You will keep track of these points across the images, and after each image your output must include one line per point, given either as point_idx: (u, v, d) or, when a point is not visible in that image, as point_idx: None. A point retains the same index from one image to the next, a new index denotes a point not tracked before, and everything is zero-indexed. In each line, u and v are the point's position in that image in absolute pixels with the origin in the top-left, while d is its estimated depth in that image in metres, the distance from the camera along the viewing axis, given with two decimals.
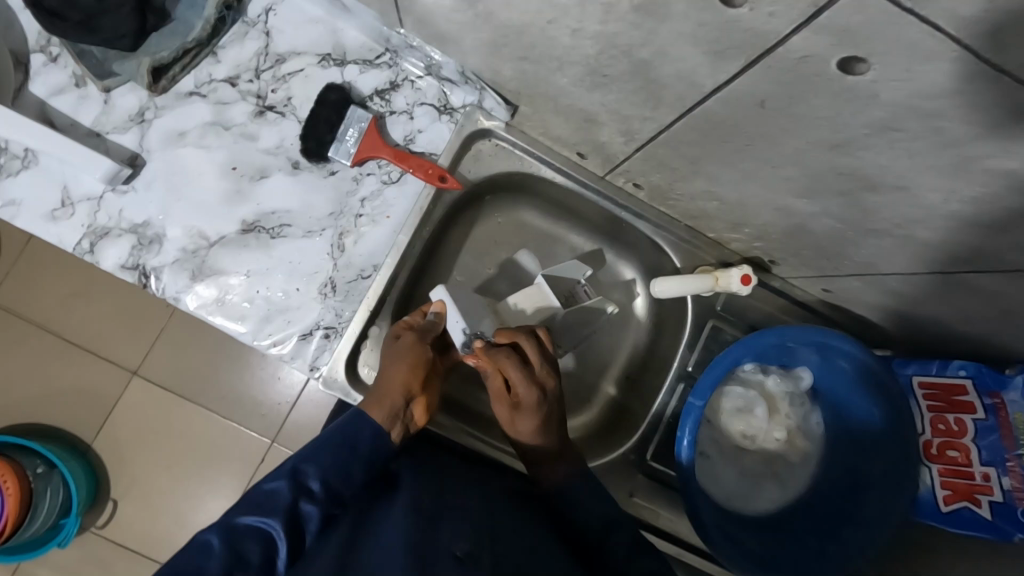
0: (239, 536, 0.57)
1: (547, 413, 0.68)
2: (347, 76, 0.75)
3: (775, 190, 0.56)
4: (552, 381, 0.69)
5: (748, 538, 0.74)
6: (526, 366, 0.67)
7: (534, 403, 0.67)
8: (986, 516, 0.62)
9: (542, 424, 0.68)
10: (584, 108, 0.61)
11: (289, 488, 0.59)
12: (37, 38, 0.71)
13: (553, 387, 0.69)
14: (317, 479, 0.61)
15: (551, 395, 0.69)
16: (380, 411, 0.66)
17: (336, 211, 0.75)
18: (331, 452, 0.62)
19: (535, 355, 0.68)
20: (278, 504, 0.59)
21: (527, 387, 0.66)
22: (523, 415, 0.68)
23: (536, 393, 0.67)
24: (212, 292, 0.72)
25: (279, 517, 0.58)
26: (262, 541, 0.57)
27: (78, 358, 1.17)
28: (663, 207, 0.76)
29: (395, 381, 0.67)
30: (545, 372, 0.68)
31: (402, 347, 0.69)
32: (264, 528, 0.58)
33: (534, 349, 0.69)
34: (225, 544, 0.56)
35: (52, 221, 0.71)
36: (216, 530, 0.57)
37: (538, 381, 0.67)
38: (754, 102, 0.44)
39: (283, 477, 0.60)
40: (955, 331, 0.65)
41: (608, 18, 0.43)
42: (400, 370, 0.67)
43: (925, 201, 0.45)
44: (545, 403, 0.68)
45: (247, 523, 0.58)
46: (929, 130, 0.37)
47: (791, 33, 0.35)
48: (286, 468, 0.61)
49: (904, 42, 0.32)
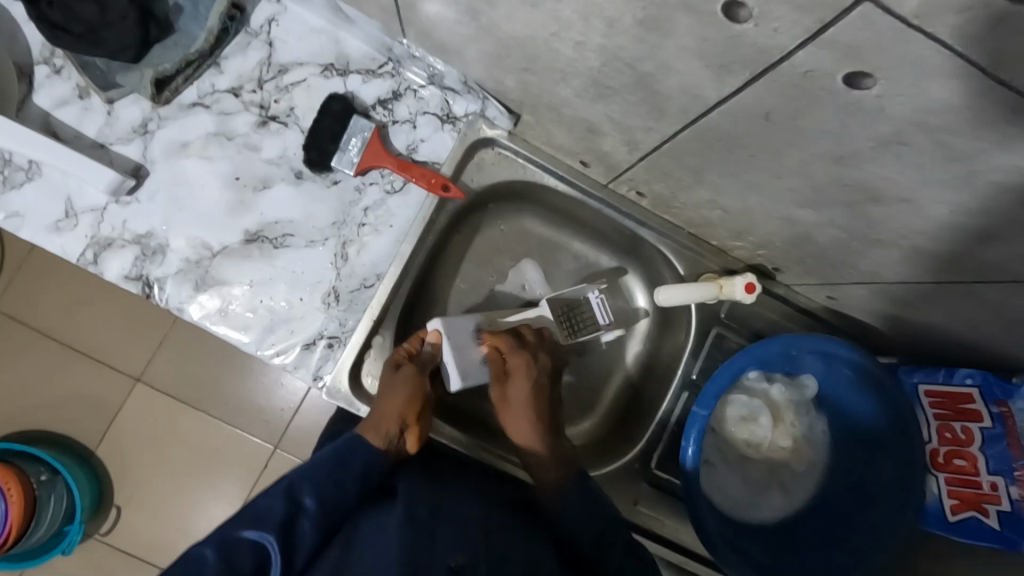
0: (233, 548, 0.55)
1: (536, 380, 0.72)
2: (349, 86, 0.75)
3: (778, 200, 0.55)
4: (545, 354, 0.74)
5: (752, 548, 0.74)
6: (519, 341, 0.73)
7: (522, 365, 0.71)
8: (995, 526, 0.62)
9: (533, 391, 0.72)
10: (587, 118, 0.61)
11: (284, 502, 0.59)
12: (41, 50, 0.72)
13: (545, 359, 0.73)
14: (312, 496, 0.61)
15: (541, 364, 0.73)
16: (375, 436, 0.67)
17: (339, 221, 0.75)
18: (327, 470, 0.63)
19: (532, 337, 0.75)
20: (273, 518, 0.58)
21: (516, 352, 0.72)
22: (512, 381, 0.71)
23: (525, 358, 0.71)
24: (215, 302, 0.72)
25: (273, 530, 0.57)
26: (257, 557, 0.56)
27: (81, 366, 1.17)
28: (667, 215, 0.76)
29: (391, 411, 0.68)
30: (538, 345, 0.74)
31: (402, 379, 0.69)
32: (259, 544, 0.57)
33: (530, 330, 0.75)
34: (219, 555, 0.54)
35: (56, 232, 0.71)
36: (211, 542, 0.55)
37: (528, 351, 0.73)
38: (758, 115, 0.44)
39: (279, 493, 0.60)
40: (962, 341, 0.65)
41: (612, 31, 0.43)
42: (396, 402, 0.68)
43: (931, 213, 0.45)
44: (534, 369, 0.72)
45: (244, 536, 0.57)
46: (936, 144, 0.37)
47: (796, 48, 0.35)
48: (282, 488, 0.61)
49: (911, 58, 0.31)
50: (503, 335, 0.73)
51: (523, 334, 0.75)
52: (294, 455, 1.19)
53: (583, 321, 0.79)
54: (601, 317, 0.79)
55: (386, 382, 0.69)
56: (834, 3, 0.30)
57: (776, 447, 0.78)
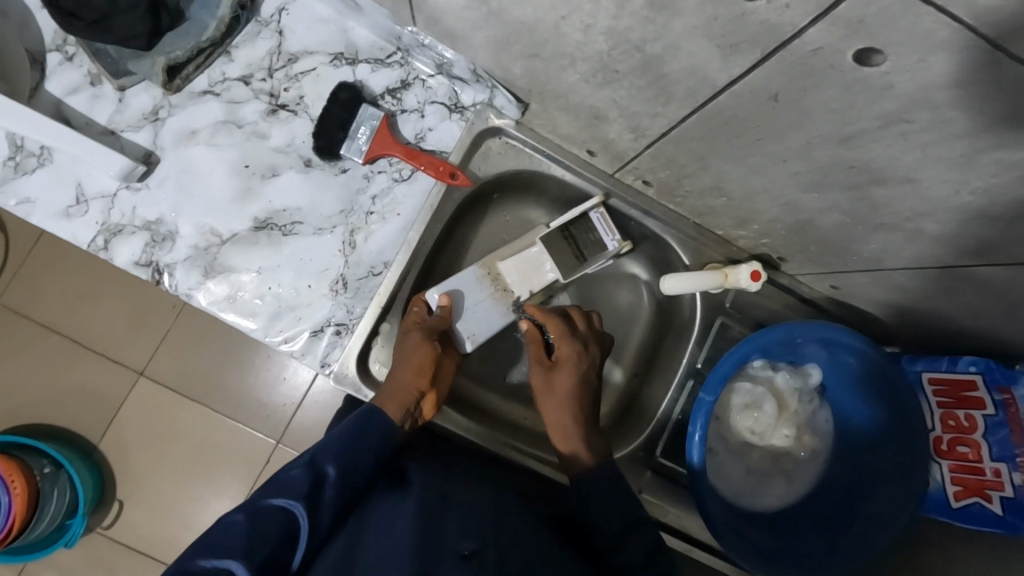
0: (263, 516, 0.57)
1: (582, 373, 0.74)
2: (358, 74, 0.75)
3: (784, 185, 0.56)
4: (594, 346, 0.75)
5: (756, 535, 0.75)
6: (570, 329, 0.75)
7: (573, 357, 0.73)
8: (997, 512, 0.62)
9: (579, 383, 0.73)
10: (594, 105, 0.61)
11: (307, 473, 0.60)
12: (53, 37, 0.72)
13: (594, 349, 0.75)
14: (334, 467, 0.61)
15: (591, 356, 0.75)
16: (392, 407, 0.68)
17: (347, 209, 0.75)
18: (347, 444, 0.63)
19: (582, 323, 0.77)
20: (297, 489, 0.59)
21: (567, 343, 0.74)
22: (561, 372, 0.73)
23: (576, 349, 0.73)
24: (223, 289, 0.73)
25: (300, 500, 0.58)
26: (284, 526, 0.57)
27: (86, 358, 1.18)
28: (672, 205, 0.76)
29: (411, 374, 0.69)
30: (589, 335, 0.76)
31: (413, 344, 0.70)
32: (285, 513, 0.58)
33: (582, 318, 0.77)
34: (249, 523, 0.56)
35: (66, 218, 0.72)
36: (241, 508, 0.57)
37: (576, 339, 0.75)
38: (765, 96, 0.44)
39: (301, 465, 0.61)
40: (964, 328, 0.65)
41: (622, 13, 0.44)
42: (411, 368, 0.69)
43: (935, 194, 0.45)
44: (584, 360, 0.74)
45: (273, 503, 0.58)
46: (941, 121, 0.38)
47: (806, 25, 0.35)
48: (304, 460, 0.61)
49: (918, 32, 0.32)
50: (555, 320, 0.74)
51: (575, 321, 0.76)
52: (297, 449, 1.19)
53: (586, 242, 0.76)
54: (605, 237, 0.76)
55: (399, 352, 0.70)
56: None
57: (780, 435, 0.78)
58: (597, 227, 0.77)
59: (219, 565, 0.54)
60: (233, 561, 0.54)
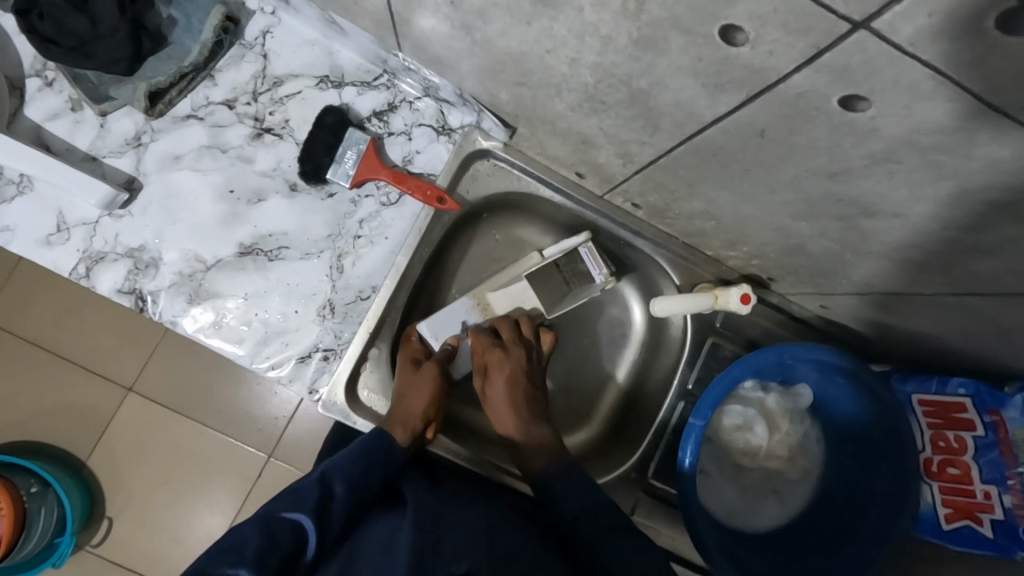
0: (275, 527, 0.58)
1: (514, 374, 0.74)
2: (344, 97, 0.74)
3: (773, 212, 0.56)
4: (517, 351, 0.75)
5: (749, 555, 0.74)
6: (496, 338, 0.76)
7: (495, 363, 0.74)
8: (988, 534, 0.62)
9: (510, 387, 0.74)
10: (583, 132, 0.61)
11: (318, 487, 0.62)
12: (32, 63, 0.71)
13: (518, 355, 0.75)
14: (343, 483, 0.63)
15: (515, 361, 0.74)
16: (402, 432, 0.69)
17: (334, 233, 0.74)
18: (356, 461, 0.65)
19: (510, 332, 0.76)
20: (308, 501, 0.60)
21: (490, 352, 0.74)
22: (490, 380, 0.75)
23: (497, 356, 0.74)
24: (209, 315, 0.72)
25: (310, 512, 0.59)
26: (295, 536, 0.58)
27: (72, 379, 1.16)
28: (661, 225, 0.76)
29: (422, 396, 0.71)
30: (512, 340, 0.75)
31: (427, 377, 0.72)
32: (297, 524, 0.59)
33: (507, 326, 0.77)
34: (262, 533, 0.57)
35: (47, 246, 0.70)
36: (255, 520, 0.58)
37: (504, 345, 0.75)
38: (753, 132, 0.44)
39: (313, 479, 0.62)
40: (953, 349, 0.65)
41: (607, 49, 0.43)
42: (425, 398, 0.71)
43: (924, 227, 0.45)
44: (506, 365, 0.74)
45: (284, 517, 0.59)
46: (929, 163, 0.37)
47: (791, 71, 0.35)
48: (315, 475, 0.63)
49: (904, 82, 0.32)
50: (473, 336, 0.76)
51: (499, 330, 0.76)
52: (289, 464, 1.18)
53: (574, 273, 0.77)
54: (592, 269, 0.76)
55: (412, 383, 0.71)
56: (828, 29, 0.30)
57: (772, 456, 0.78)
58: (585, 260, 0.77)
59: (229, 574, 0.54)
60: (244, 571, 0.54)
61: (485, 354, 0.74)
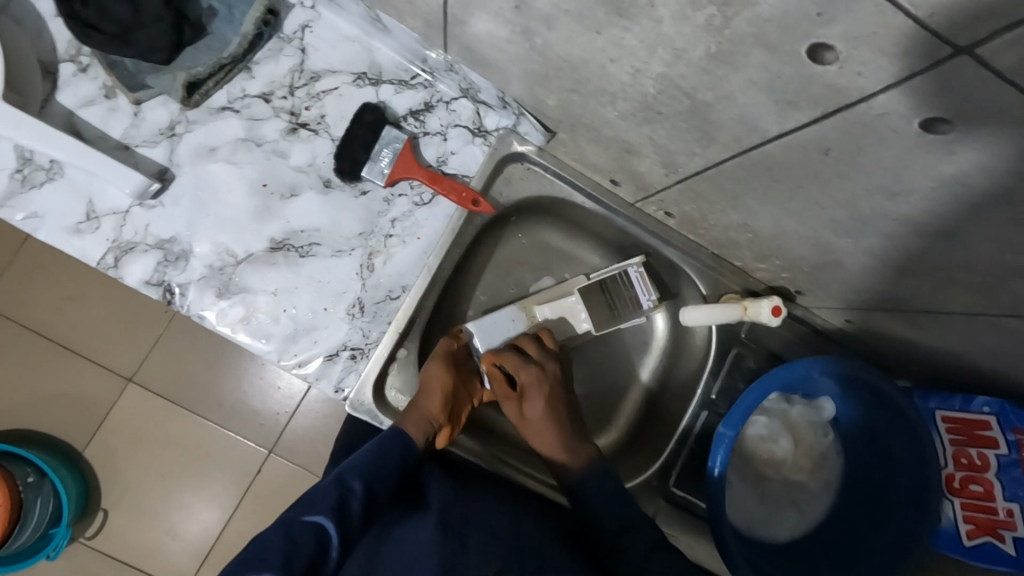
0: (298, 530, 0.56)
1: (551, 392, 0.74)
2: (381, 95, 0.74)
3: (816, 227, 0.56)
4: (551, 366, 0.75)
5: (771, 567, 0.74)
6: (524, 357, 0.75)
7: (533, 382, 0.73)
8: (1010, 551, 0.64)
9: (548, 405, 0.74)
10: (628, 140, 0.61)
11: (335, 488, 0.60)
12: (66, 48, 0.70)
13: (552, 369, 0.75)
14: (360, 480, 0.61)
15: (551, 376, 0.75)
16: (411, 424, 0.69)
17: (366, 231, 0.74)
18: (372, 459, 0.64)
19: (534, 347, 0.76)
20: (326, 502, 0.59)
21: (524, 370, 0.73)
22: (529, 400, 0.74)
23: (534, 375, 0.73)
24: (238, 310, 0.71)
25: (329, 513, 0.58)
26: (318, 537, 0.57)
27: (78, 368, 1.14)
28: (692, 235, 0.76)
29: (435, 404, 0.70)
30: (543, 355, 0.75)
31: (438, 372, 0.72)
32: (318, 526, 0.57)
33: (532, 342, 0.76)
34: (285, 537, 0.56)
35: (76, 234, 0.69)
36: (278, 525, 0.57)
37: (537, 363, 0.75)
38: (816, 149, 0.44)
39: (329, 482, 0.61)
40: (982, 369, 0.66)
41: (677, 62, 0.44)
42: (438, 402, 0.70)
43: (978, 250, 0.45)
44: (545, 382, 0.74)
45: (306, 520, 0.57)
46: (999, 188, 0.38)
47: (875, 92, 0.35)
48: (331, 477, 0.61)
49: (998, 109, 0.32)
50: (490, 356, 0.74)
51: (525, 347, 0.76)
52: (291, 461, 1.17)
53: (622, 298, 0.77)
54: (642, 295, 0.77)
55: (427, 372, 0.72)
56: (927, 53, 0.31)
57: (794, 468, 0.79)
58: (634, 284, 0.78)
59: None
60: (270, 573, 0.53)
61: (523, 375, 0.73)
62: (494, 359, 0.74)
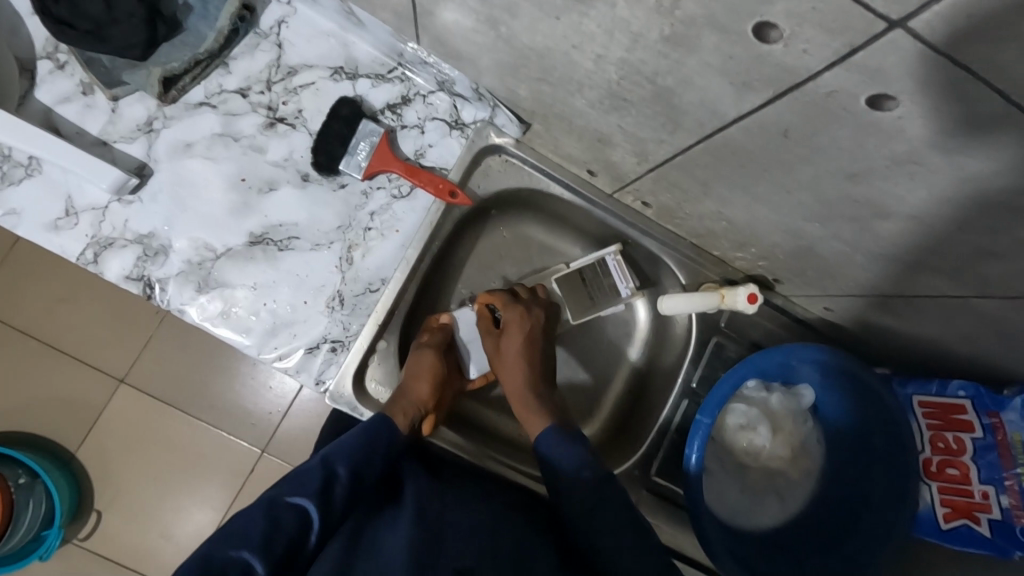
0: (281, 511, 0.56)
1: (531, 334, 0.75)
2: (358, 89, 0.74)
3: (786, 213, 0.57)
4: (536, 310, 0.77)
5: (753, 555, 0.75)
6: (514, 297, 0.77)
7: (516, 318, 0.75)
8: (986, 534, 0.64)
9: (525, 345, 0.75)
10: (600, 129, 0.62)
11: (320, 470, 0.59)
12: (44, 46, 0.71)
13: (537, 314, 0.77)
14: (345, 466, 0.61)
15: (534, 317, 0.76)
16: (398, 413, 0.68)
17: (344, 225, 0.74)
18: (359, 445, 0.63)
19: (526, 294, 0.79)
20: (311, 484, 0.58)
21: (510, 308, 0.76)
22: (507, 335, 0.75)
23: (518, 312, 0.75)
24: (217, 304, 0.71)
25: (312, 496, 0.57)
26: (300, 519, 0.56)
27: (66, 368, 1.15)
28: (670, 225, 0.77)
29: (423, 392, 0.71)
30: (531, 300, 0.78)
31: (424, 360, 0.72)
32: (300, 508, 0.57)
33: (525, 290, 0.79)
34: (266, 516, 0.55)
35: (55, 231, 0.70)
36: (260, 504, 0.56)
37: (523, 305, 0.77)
38: (776, 131, 0.45)
39: (314, 464, 0.60)
40: (955, 353, 0.66)
41: (636, 46, 0.44)
42: (425, 386, 0.71)
43: (940, 230, 0.46)
44: (527, 321, 0.76)
45: (289, 501, 0.57)
46: (950, 165, 0.38)
47: (822, 70, 0.36)
48: (317, 458, 0.60)
49: (939, 82, 0.32)
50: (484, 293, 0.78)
51: (517, 292, 0.78)
52: (281, 459, 1.17)
53: (600, 287, 0.79)
54: (620, 284, 0.78)
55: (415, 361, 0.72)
56: (866, 28, 0.31)
57: (773, 456, 0.79)
58: (612, 273, 0.79)
59: (234, 554, 0.52)
60: (249, 552, 0.53)
61: (506, 309, 0.76)
62: (489, 294, 0.78)
